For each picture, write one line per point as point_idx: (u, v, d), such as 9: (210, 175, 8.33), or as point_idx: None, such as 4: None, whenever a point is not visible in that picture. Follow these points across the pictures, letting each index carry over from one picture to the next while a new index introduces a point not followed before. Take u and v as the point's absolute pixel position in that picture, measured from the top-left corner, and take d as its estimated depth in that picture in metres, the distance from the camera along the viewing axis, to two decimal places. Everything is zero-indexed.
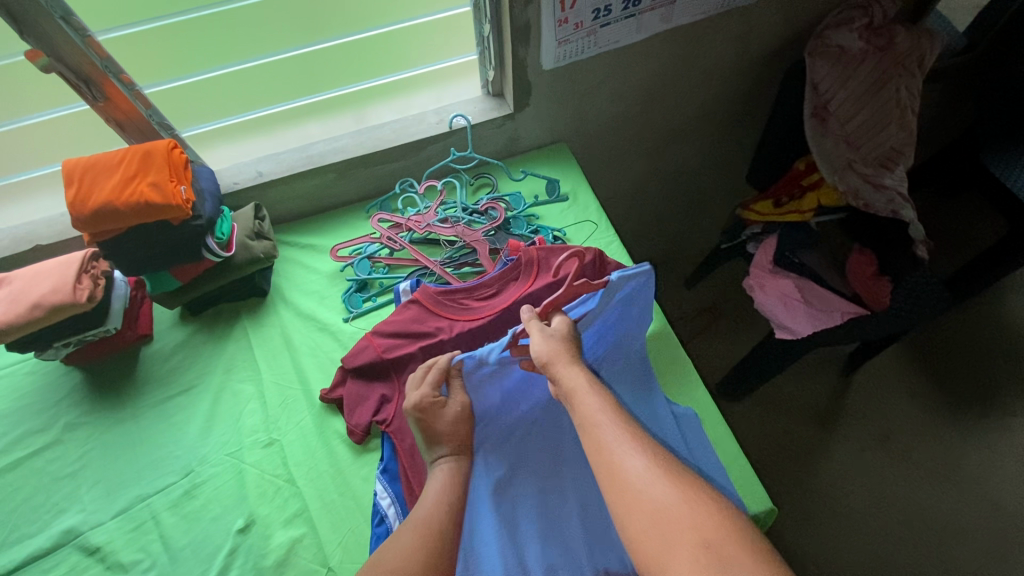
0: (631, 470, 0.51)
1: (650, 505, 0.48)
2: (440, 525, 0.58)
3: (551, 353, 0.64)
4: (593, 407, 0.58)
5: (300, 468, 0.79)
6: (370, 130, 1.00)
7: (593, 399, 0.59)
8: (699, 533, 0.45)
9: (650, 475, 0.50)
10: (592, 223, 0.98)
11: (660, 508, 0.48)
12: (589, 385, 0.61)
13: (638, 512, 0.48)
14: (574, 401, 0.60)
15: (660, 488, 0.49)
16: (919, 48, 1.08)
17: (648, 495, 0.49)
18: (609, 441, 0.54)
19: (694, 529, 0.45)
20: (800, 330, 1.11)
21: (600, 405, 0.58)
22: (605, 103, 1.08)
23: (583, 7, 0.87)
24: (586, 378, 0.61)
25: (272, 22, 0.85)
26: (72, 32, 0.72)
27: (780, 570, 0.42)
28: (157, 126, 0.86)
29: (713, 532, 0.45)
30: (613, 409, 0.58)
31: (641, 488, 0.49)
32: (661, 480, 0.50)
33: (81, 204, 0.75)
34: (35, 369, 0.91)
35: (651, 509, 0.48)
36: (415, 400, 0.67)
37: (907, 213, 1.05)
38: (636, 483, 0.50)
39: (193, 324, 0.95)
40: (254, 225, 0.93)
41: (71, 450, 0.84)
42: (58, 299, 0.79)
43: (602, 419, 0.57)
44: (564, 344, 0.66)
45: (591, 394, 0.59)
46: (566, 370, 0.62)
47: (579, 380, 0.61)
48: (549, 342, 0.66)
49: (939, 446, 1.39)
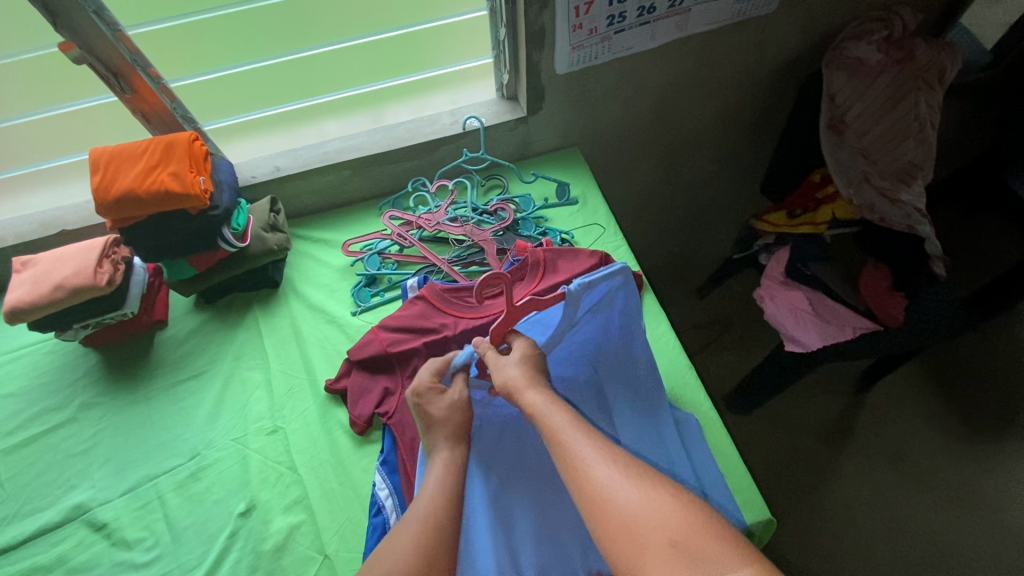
0: (598, 477, 0.53)
1: (620, 509, 0.50)
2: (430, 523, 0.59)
3: (511, 381, 0.65)
4: (557, 420, 0.59)
5: (302, 456, 0.81)
6: (385, 129, 1.02)
7: (558, 414, 0.60)
8: (666, 532, 0.47)
9: (615, 481, 0.52)
10: (600, 227, 0.99)
11: (629, 512, 0.49)
12: (550, 404, 0.61)
13: (608, 518, 0.50)
14: (539, 420, 0.60)
15: (627, 492, 0.51)
16: (940, 62, 1.07)
17: (616, 501, 0.51)
18: (574, 452, 0.56)
19: (661, 529, 0.48)
20: (810, 343, 1.09)
21: (564, 417, 0.60)
22: (617, 109, 1.08)
23: (597, 13, 0.87)
24: (548, 398, 0.62)
25: (293, 21, 0.87)
26: (103, 26, 0.75)
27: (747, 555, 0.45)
28: (181, 119, 0.89)
29: (679, 530, 0.47)
30: (578, 422, 0.59)
31: (610, 494, 0.51)
32: (627, 484, 0.52)
33: (104, 191, 0.78)
34: (55, 349, 0.95)
35: (621, 513, 0.50)
36: (415, 384, 0.69)
37: (924, 230, 1.04)
38: (604, 490, 0.52)
39: (207, 311, 0.97)
40: (270, 217, 0.95)
41: (84, 428, 0.87)
42: (80, 282, 0.82)
43: (566, 432, 0.58)
44: (525, 368, 0.67)
45: (555, 410, 0.61)
46: (527, 397, 0.63)
47: (540, 403, 0.62)
48: (509, 370, 0.66)
49: (952, 469, 1.36)
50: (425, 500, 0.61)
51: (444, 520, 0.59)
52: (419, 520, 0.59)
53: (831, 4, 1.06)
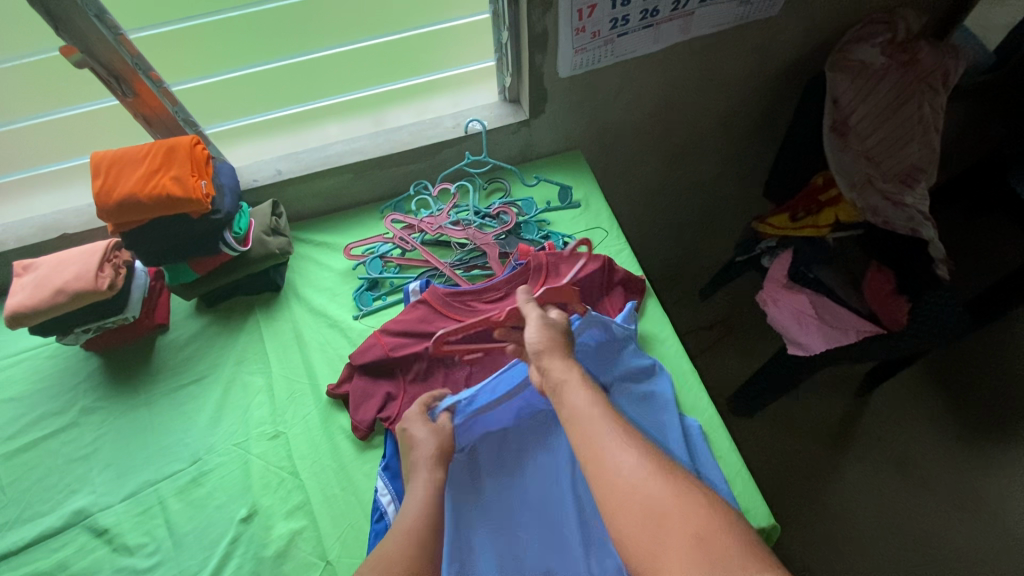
0: (623, 467, 0.53)
1: (643, 499, 0.49)
2: None
3: (541, 345, 0.70)
4: (580, 402, 0.62)
5: (303, 461, 0.81)
6: (387, 132, 1.02)
7: (580, 392, 0.63)
8: (691, 525, 0.46)
9: (640, 471, 0.52)
10: (603, 230, 0.99)
11: (653, 503, 0.49)
12: (580, 382, 0.65)
13: (630, 506, 0.49)
14: (566, 398, 0.63)
15: (651, 484, 0.50)
16: (944, 65, 1.06)
17: (641, 490, 0.50)
18: (599, 436, 0.57)
19: (686, 522, 0.46)
20: (811, 345, 1.09)
21: (588, 399, 0.62)
22: (619, 112, 1.08)
23: (600, 16, 0.87)
24: (574, 374, 0.66)
25: (294, 26, 0.87)
26: (105, 30, 0.75)
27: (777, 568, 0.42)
28: (182, 122, 0.89)
29: (705, 525, 0.45)
30: (605, 407, 0.61)
31: (633, 484, 0.51)
32: (651, 476, 0.51)
33: (106, 196, 0.78)
34: (55, 353, 0.95)
35: (644, 503, 0.49)
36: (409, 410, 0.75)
37: (926, 232, 1.06)
38: (628, 479, 0.51)
39: (207, 315, 0.97)
40: (272, 221, 0.95)
41: (85, 433, 0.86)
42: (81, 286, 0.82)
43: (591, 412, 0.60)
44: (555, 338, 0.71)
45: (581, 389, 0.63)
46: (554, 363, 0.67)
47: (567, 375, 0.65)
48: (539, 336, 0.71)
49: (956, 473, 1.35)
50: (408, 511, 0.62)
51: None
52: None
53: (835, 7, 1.05)
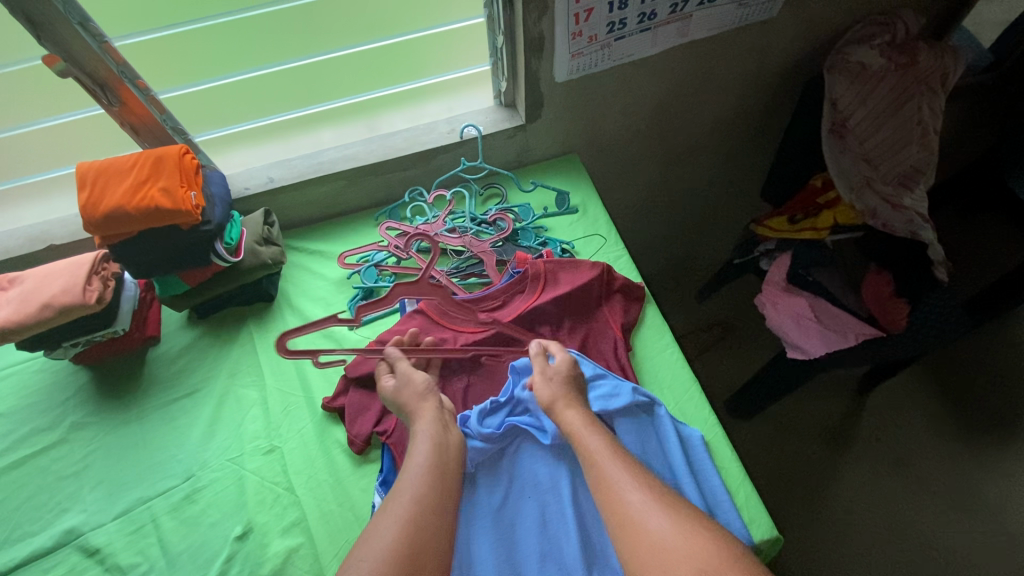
0: (632, 505, 0.58)
1: (651, 534, 0.55)
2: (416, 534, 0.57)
3: (552, 397, 0.72)
4: (593, 445, 0.66)
5: (299, 476, 0.79)
6: (381, 138, 1.00)
7: (594, 435, 0.67)
8: (695, 562, 0.51)
9: (649, 508, 0.57)
10: (601, 237, 0.98)
11: (659, 538, 0.54)
12: (587, 425, 0.69)
13: (639, 541, 0.55)
14: (576, 440, 0.68)
15: (658, 519, 0.56)
16: (942, 66, 1.06)
17: (648, 526, 0.56)
18: (609, 478, 0.62)
19: (690, 558, 0.51)
20: (812, 350, 1.10)
21: (600, 441, 0.66)
22: (617, 116, 1.06)
23: (597, 20, 0.86)
24: (584, 419, 0.70)
25: (283, 33, 0.85)
26: (89, 38, 0.72)
27: None
28: (171, 130, 0.87)
29: (709, 561, 0.51)
30: (612, 447, 0.66)
31: (642, 520, 0.56)
32: (659, 513, 0.56)
33: (92, 208, 0.75)
34: (44, 367, 0.93)
35: (652, 538, 0.54)
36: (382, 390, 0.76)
37: (925, 234, 1.05)
38: (636, 516, 0.57)
39: (199, 327, 0.95)
40: (264, 230, 0.93)
41: (76, 449, 0.85)
42: (68, 300, 0.80)
43: (600, 454, 0.65)
44: (565, 387, 0.74)
45: (590, 433, 0.68)
46: (565, 413, 0.71)
47: (578, 423, 0.69)
48: (551, 389, 0.74)
49: (954, 473, 1.36)
50: (411, 473, 0.63)
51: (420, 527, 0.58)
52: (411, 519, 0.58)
53: (834, 8, 1.04)
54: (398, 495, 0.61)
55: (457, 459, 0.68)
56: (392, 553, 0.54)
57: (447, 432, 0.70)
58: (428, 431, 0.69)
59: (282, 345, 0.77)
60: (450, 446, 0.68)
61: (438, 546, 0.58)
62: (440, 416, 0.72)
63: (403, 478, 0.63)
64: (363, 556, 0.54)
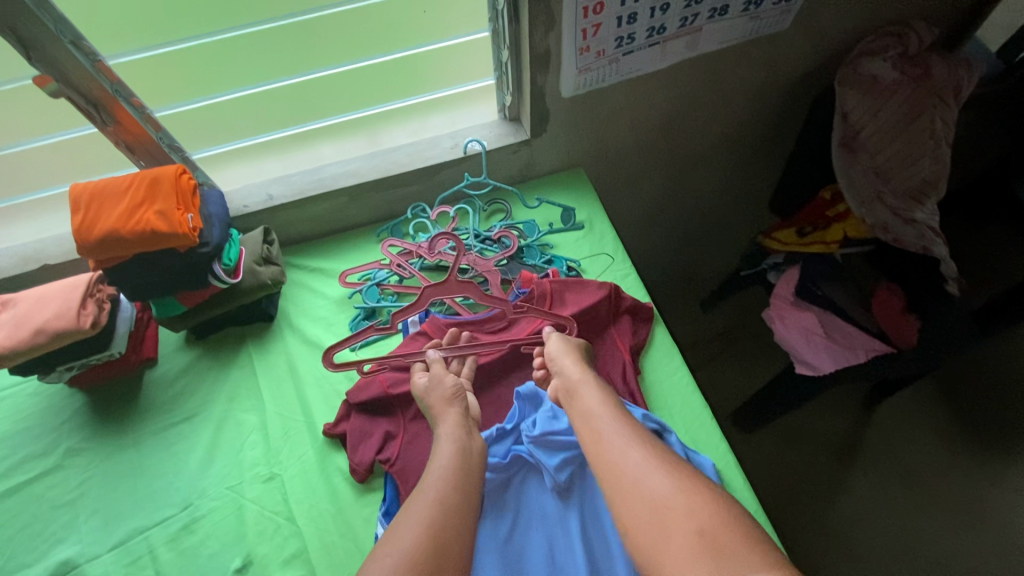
0: (631, 465, 0.60)
1: (650, 495, 0.56)
2: (444, 537, 0.56)
3: (559, 356, 0.76)
4: (594, 404, 0.69)
5: (300, 505, 0.77)
6: (382, 154, 0.98)
7: (596, 393, 0.70)
8: (696, 522, 0.52)
9: (648, 469, 0.59)
10: (608, 255, 0.96)
11: (658, 499, 0.56)
12: (589, 382, 0.72)
13: (636, 499, 0.57)
14: (577, 394, 0.71)
15: (657, 481, 0.57)
16: (955, 79, 1.04)
17: (648, 486, 0.57)
18: (607, 435, 0.64)
19: (690, 518, 0.53)
20: (821, 366, 1.09)
21: (601, 399, 0.69)
22: (623, 130, 1.04)
23: (605, 35, 0.83)
24: (587, 377, 0.72)
25: (282, 50, 0.82)
26: (81, 57, 0.70)
27: (772, 556, 0.49)
28: (168, 149, 0.85)
29: (709, 522, 0.52)
30: (613, 406, 0.68)
31: (642, 481, 0.58)
32: (659, 474, 0.58)
33: (86, 232, 0.73)
34: (38, 390, 0.90)
35: (651, 499, 0.56)
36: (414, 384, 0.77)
37: (940, 249, 1.02)
38: (635, 476, 0.59)
39: (197, 348, 0.93)
40: (264, 250, 0.91)
41: (71, 476, 0.83)
42: (62, 325, 0.78)
43: (601, 410, 0.68)
44: (571, 349, 0.77)
45: (592, 390, 0.71)
46: (569, 369, 0.74)
47: (581, 378, 0.72)
48: (558, 351, 0.77)
49: (962, 486, 1.34)
50: (434, 474, 0.63)
51: (439, 528, 0.57)
52: (434, 525, 0.57)
53: (846, 20, 1.01)
54: (422, 493, 0.61)
55: (480, 464, 0.67)
56: (415, 545, 0.54)
57: (470, 438, 0.70)
58: (454, 438, 0.68)
59: (330, 360, 0.79)
60: (473, 452, 0.68)
61: (460, 547, 0.57)
62: (463, 422, 0.71)
63: (426, 477, 0.63)
64: (390, 550, 0.54)
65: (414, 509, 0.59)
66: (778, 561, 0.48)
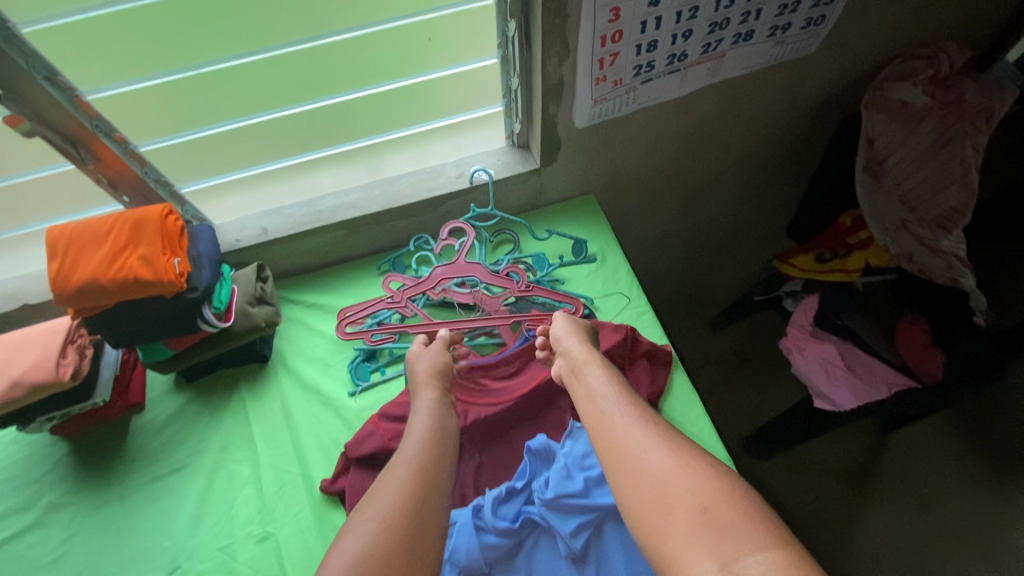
0: (632, 439, 0.55)
1: (650, 470, 0.51)
2: (415, 505, 0.55)
3: (564, 335, 0.75)
4: (596, 381, 0.65)
5: (296, 568, 0.72)
6: (384, 183, 0.92)
7: (599, 371, 0.67)
8: (697, 498, 0.47)
9: (649, 443, 0.54)
10: (622, 292, 0.91)
11: (657, 475, 0.50)
12: (594, 361, 0.69)
13: (635, 475, 0.52)
14: (580, 371, 0.68)
15: (657, 456, 0.52)
16: (989, 103, 0.97)
17: (648, 461, 0.52)
18: (608, 411, 0.60)
19: (690, 494, 0.47)
20: (842, 401, 1.01)
21: (603, 377, 0.65)
22: (638, 156, 0.98)
23: (623, 63, 0.78)
24: (591, 356, 0.70)
25: (277, 81, 0.76)
26: (57, 93, 0.65)
27: (784, 539, 0.43)
28: (154, 183, 0.79)
29: (712, 499, 0.46)
30: (617, 383, 0.64)
31: (642, 455, 0.53)
32: (660, 448, 0.53)
33: (64, 280, 0.67)
34: (19, 438, 0.85)
35: (650, 473, 0.51)
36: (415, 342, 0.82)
37: (967, 282, 0.94)
38: (636, 451, 0.53)
39: (188, 392, 0.88)
40: (257, 288, 0.86)
41: (52, 534, 0.77)
42: (40, 377, 0.72)
43: (602, 386, 0.64)
44: (576, 331, 0.76)
45: (596, 367, 0.67)
46: (573, 347, 0.72)
47: (586, 357, 0.69)
48: (564, 334, 0.75)
49: (984, 517, 1.28)
50: (411, 444, 0.64)
51: (409, 500, 0.55)
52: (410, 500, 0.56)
53: (874, 43, 0.96)
54: (397, 462, 0.61)
55: (456, 441, 0.68)
56: (390, 513, 0.53)
57: (449, 415, 0.70)
58: (440, 415, 0.69)
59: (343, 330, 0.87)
60: (449, 428, 0.68)
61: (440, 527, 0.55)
62: (442, 397, 0.72)
63: (402, 446, 0.64)
64: (369, 515, 0.53)
65: (390, 480, 0.58)
66: (790, 546, 0.42)
